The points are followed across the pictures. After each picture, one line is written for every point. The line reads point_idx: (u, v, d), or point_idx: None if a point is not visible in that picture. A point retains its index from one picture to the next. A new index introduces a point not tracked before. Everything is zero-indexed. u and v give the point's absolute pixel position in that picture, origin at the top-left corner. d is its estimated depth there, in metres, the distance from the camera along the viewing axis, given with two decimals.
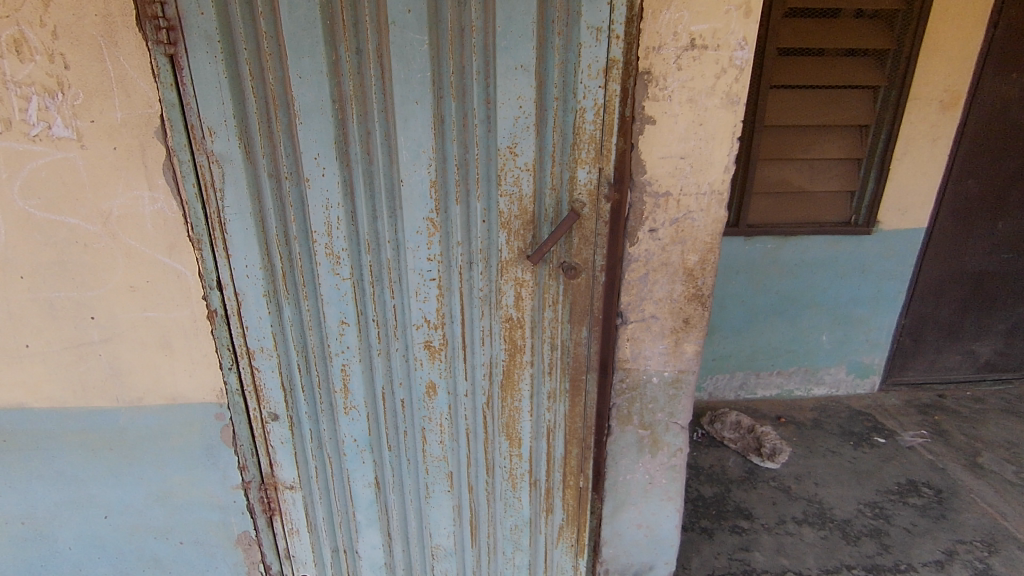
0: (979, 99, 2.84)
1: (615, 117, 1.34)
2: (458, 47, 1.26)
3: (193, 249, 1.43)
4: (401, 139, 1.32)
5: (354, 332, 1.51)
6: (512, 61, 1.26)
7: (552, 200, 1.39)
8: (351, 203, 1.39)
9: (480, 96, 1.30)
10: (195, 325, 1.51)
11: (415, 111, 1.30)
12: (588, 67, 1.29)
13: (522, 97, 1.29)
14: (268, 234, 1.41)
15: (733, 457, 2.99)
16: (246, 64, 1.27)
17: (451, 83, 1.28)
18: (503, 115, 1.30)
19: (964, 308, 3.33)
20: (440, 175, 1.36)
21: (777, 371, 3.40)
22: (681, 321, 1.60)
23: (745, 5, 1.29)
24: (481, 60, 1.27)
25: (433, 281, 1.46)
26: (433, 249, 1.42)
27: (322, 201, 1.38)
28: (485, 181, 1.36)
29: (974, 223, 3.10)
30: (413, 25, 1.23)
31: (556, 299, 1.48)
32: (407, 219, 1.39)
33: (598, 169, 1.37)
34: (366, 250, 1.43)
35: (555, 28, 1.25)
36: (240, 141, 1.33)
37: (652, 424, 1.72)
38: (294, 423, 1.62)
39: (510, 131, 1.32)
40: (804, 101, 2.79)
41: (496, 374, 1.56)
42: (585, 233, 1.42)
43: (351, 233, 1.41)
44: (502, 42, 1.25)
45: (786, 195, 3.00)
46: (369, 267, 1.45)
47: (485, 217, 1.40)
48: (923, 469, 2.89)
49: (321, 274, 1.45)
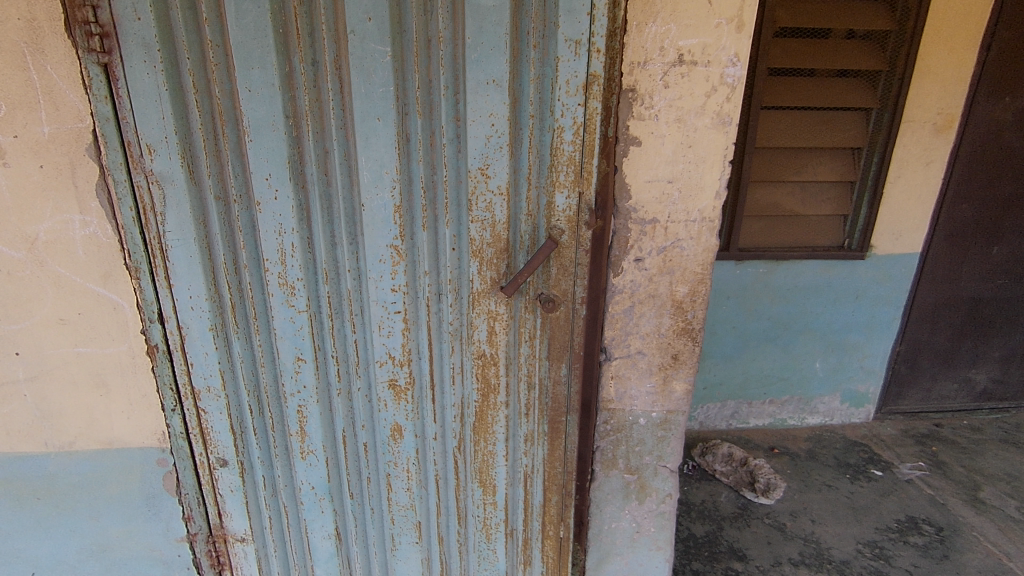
0: (973, 122, 2.78)
1: (597, 137, 1.22)
2: (424, 60, 1.14)
3: (131, 278, 1.29)
4: (361, 159, 1.20)
5: (310, 369, 1.38)
6: (484, 75, 1.15)
7: (529, 226, 1.27)
8: (306, 229, 1.26)
9: (448, 113, 1.18)
10: (134, 361, 1.36)
11: (377, 127, 1.17)
12: (566, 83, 1.17)
13: (495, 115, 1.18)
14: (215, 262, 1.28)
15: (725, 492, 2.85)
16: (190, 75, 1.15)
17: (417, 98, 1.16)
18: (474, 134, 1.18)
19: (960, 335, 3.23)
20: (405, 198, 1.23)
21: (770, 400, 3.28)
22: (669, 357, 1.48)
23: (737, 18, 1.19)
24: (449, 73, 1.15)
25: (398, 314, 1.32)
26: (397, 279, 1.30)
27: (275, 226, 1.25)
28: (455, 205, 1.24)
29: (969, 249, 3.03)
30: (373, 33, 1.11)
31: (533, 333, 1.35)
32: (368, 246, 1.26)
33: (578, 194, 1.26)
34: (324, 280, 1.30)
35: (531, 41, 1.14)
36: (183, 161, 1.20)
37: (639, 468, 1.58)
38: (246, 468, 1.47)
39: (481, 152, 1.20)
40: (795, 123, 2.72)
41: (467, 416, 1.42)
42: (563, 263, 1.31)
43: (308, 263, 1.28)
44: (472, 54, 1.13)
45: (777, 219, 2.91)
46: (328, 299, 1.32)
47: (455, 244, 1.27)
48: (923, 505, 2.76)
49: (275, 306, 1.32)
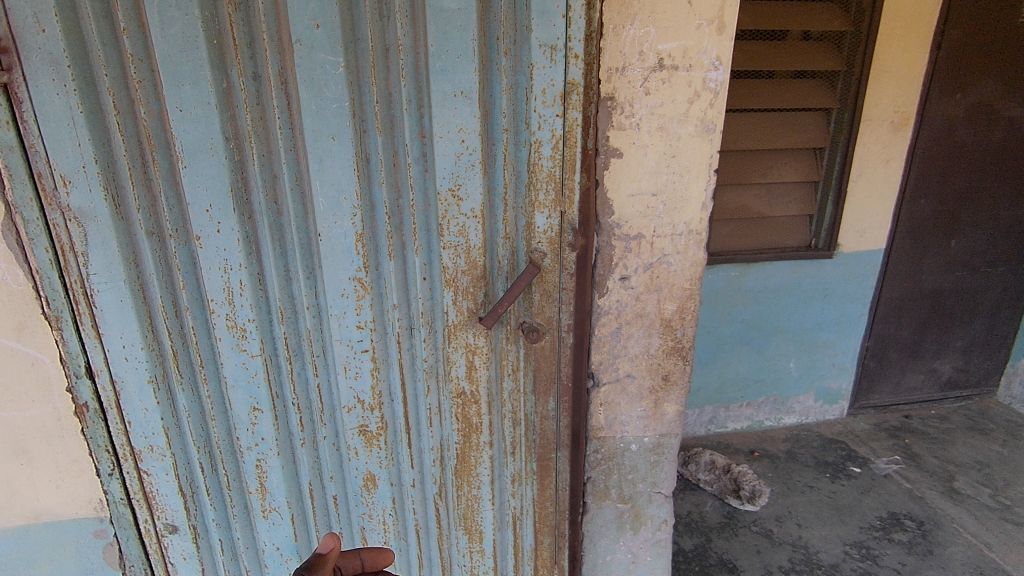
0: (928, 119, 2.83)
1: (577, 151, 1.13)
2: (383, 71, 1.02)
3: (52, 330, 1.11)
4: (315, 184, 1.06)
5: (268, 419, 1.22)
6: (450, 86, 1.03)
7: (507, 249, 1.16)
8: (256, 264, 1.11)
9: (413, 129, 1.06)
10: (60, 422, 1.18)
11: (332, 148, 1.04)
12: (542, 92, 1.07)
13: (464, 130, 1.06)
14: (152, 306, 1.11)
15: (710, 501, 2.80)
16: (109, 93, 0.99)
17: (377, 113, 1.04)
18: (442, 152, 1.07)
19: (924, 327, 3.29)
20: (368, 226, 1.11)
21: (746, 403, 3.26)
22: (659, 379, 1.39)
23: (718, 19, 1.12)
24: (411, 84, 1.03)
25: (365, 353, 1.19)
26: (363, 315, 1.16)
27: (219, 262, 1.10)
28: (424, 231, 1.12)
29: (929, 242, 3.08)
30: (323, 40, 0.98)
31: (516, 366, 1.25)
32: (329, 280, 1.13)
33: (560, 213, 1.16)
34: (279, 319, 1.15)
35: (501, 47, 1.04)
36: (106, 193, 1.03)
37: (633, 497, 1.49)
38: (200, 534, 1.30)
39: (451, 171, 1.08)
40: (759, 125, 2.70)
41: (448, 459, 1.30)
42: (546, 287, 1.20)
43: (259, 302, 1.14)
44: (437, 63, 1.02)
45: (746, 220, 2.89)
46: (284, 341, 1.17)
47: (427, 273, 1.15)
48: (903, 500, 2.77)
49: (223, 351, 1.16)
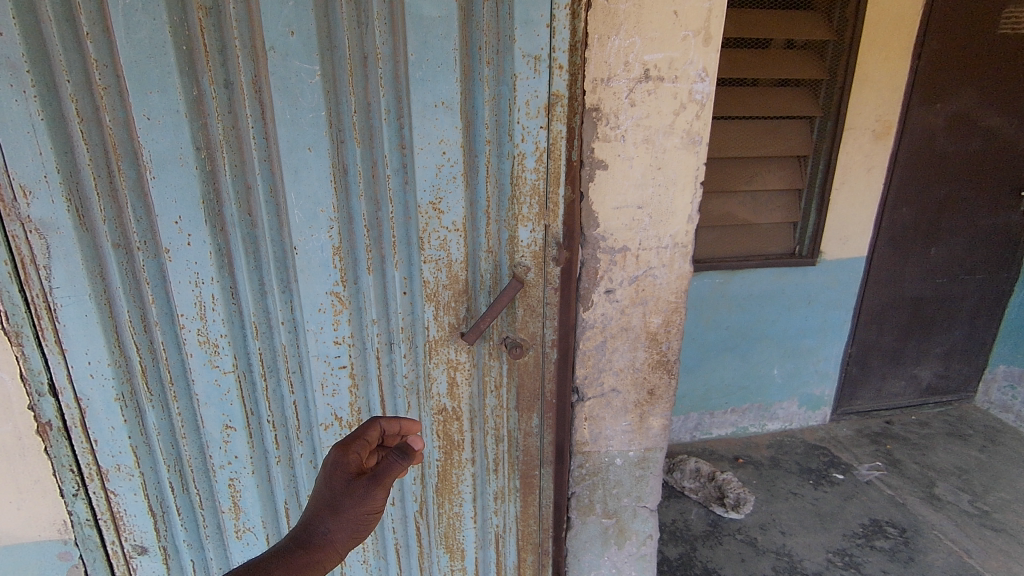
0: (909, 128, 2.86)
1: (561, 163, 1.11)
2: (361, 80, 0.99)
3: (12, 346, 1.06)
4: (291, 196, 1.03)
5: (242, 437, 1.19)
6: (431, 97, 1.00)
7: (489, 263, 1.14)
8: (229, 277, 1.07)
9: (392, 140, 1.03)
10: (21, 442, 1.13)
11: (308, 159, 1.01)
12: (525, 103, 1.05)
13: (446, 141, 1.03)
14: (119, 322, 1.07)
15: (695, 509, 2.79)
16: (73, 100, 0.94)
17: (355, 124, 1.01)
18: (422, 164, 1.04)
19: (906, 333, 3.32)
20: (346, 239, 1.07)
21: (731, 409, 3.27)
22: (644, 393, 1.37)
23: (704, 30, 1.10)
24: (390, 93, 1.00)
25: (343, 369, 1.16)
26: (341, 330, 1.13)
27: (190, 276, 1.06)
28: (404, 244, 1.09)
29: (910, 250, 3.11)
30: (298, 48, 0.95)
31: (499, 382, 1.24)
32: (305, 295, 1.09)
33: (544, 227, 1.14)
34: (253, 335, 1.12)
35: (484, 57, 1.01)
36: (70, 204, 0.98)
37: (617, 512, 1.47)
38: (170, 555, 1.26)
39: (432, 183, 1.05)
40: (743, 132, 2.71)
41: (429, 476, 1.28)
42: (529, 302, 1.18)
43: (232, 317, 1.10)
44: (417, 73, 0.99)
45: (731, 228, 2.89)
46: (259, 356, 1.13)
47: (407, 287, 1.12)
48: (885, 506, 2.79)
49: (195, 367, 1.12)
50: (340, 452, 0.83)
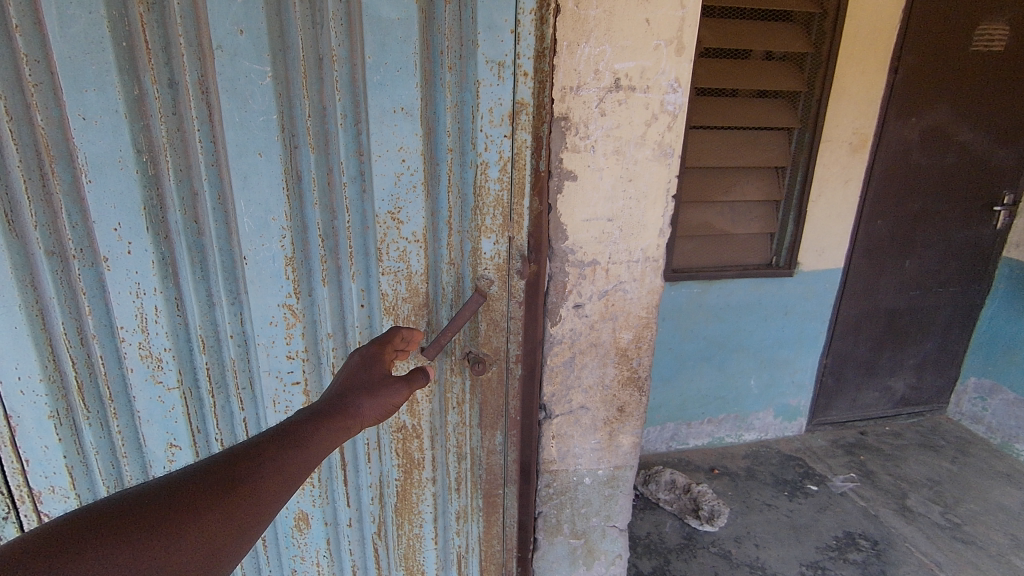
0: (884, 142, 2.87)
1: (526, 173, 1.07)
2: (316, 82, 0.94)
3: None
4: (240, 204, 0.97)
5: (188, 456, 1.13)
6: (390, 102, 0.95)
7: (451, 275, 1.10)
8: (173, 288, 1.01)
9: (349, 146, 0.97)
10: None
11: (259, 164, 0.95)
12: (489, 111, 1.01)
13: (405, 148, 0.99)
14: (53, 336, 0.99)
15: (669, 521, 2.77)
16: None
17: (309, 128, 0.95)
18: (381, 171, 0.99)
19: (880, 345, 3.34)
20: (299, 249, 1.02)
21: (707, 420, 3.25)
22: (614, 410, 1.33)
23: (677, 40, 1.07)
24: (346, 97, 0.95)
25: (296, 386, 1.10)
26: (294, 345, 1.07)
27: (130, 286, 0.99)
28: (361, 255, 1.04)
29: (885, 263, 3.13)
30: (248, 47, 0.89)
31: (461, 399, 1.19)
32: (255, 307, 1.03)
33: (508, 239, 1.10)
34: (200, 349, 1.05)
35: (446, 62, 0.97)
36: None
37: (585, 532, 1.42)
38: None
39: (391, 192, 1.00)
40: (722, 143, 2.70)
41: (388, 497, 1.22)
42: (493, 317, 1.15)
43: (177, 330, 1.03)
44: (375, 77, 0.94)
45: (709, 238, 2.88)
46: (206, 371, 1.07)
47: (364, 300, 1.07)
48: (858, 518, 2.79)
49: (136, 383, 1.05)
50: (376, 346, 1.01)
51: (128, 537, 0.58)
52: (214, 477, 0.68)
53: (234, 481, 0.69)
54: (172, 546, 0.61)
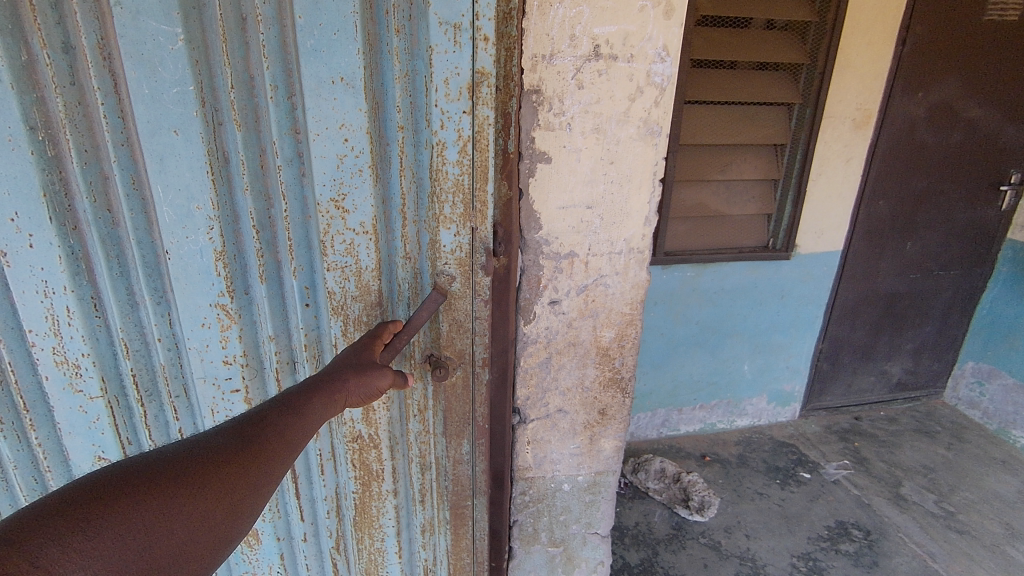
0: (889, 118, 2.73)
1: (490, 156, 0.94)
2: (239, 47, 0.80)
3: None
4: (156, 190, 0.84)
5: None
6: (326, 70, 0.82)
7: (407, 269, 0.98)
8: (87, 286, 0.87)
9: (282, 122, 0.84)
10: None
11: (175, 144, 0.82)
12: (444, 82, 0.87)
13: (347, 126, 0.86)
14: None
15: (658, 510, 2.70)
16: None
17: (234, 102, 0.82)
18: (320, 153, 0.86)
19: (878, 329, 3.25)
20: (230, 242, 0.89)
21: (699, 406, 3.17)
22: (595, 413, 1.23)
23: (665, 1, 0.94)
24: (276, 65, 0.82)
25: (237, 394, 1.00)
26: (231, 348, 0.96)
27: (34, 283, 0.85)
28: (302, 247, 0.92)
29: (885, 245, 3.02)
30: (152, 3, 0.75)
31: (423, 406, 1.08)
32: (183, 308, 0.91)
33: (471, 230, 0.97)
34: (124, 354, 0.93)
35: (392, 23, 0.83)
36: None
37: (565, 540, 1.33)
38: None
39: (332, 177, 0.88)
40: (719, 119, 2.56)
41: (345, 509, 1.12)
42: (456, 317, 1.02)
43: (95, 333, 0.90)
44: (308, 42, 0.80)
45: (703, 220, 2.75)
46: (134, 378, 0.95)
47: (309, 298, 0.96)
48: (851, 507, 2.73)
49: (53, 393, 0.93)
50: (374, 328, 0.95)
51: (152, 491, 0.60)
52: (226, 436, 0.69)
53: (246, 440, 0.70)
54: (189, 501, 0.62)
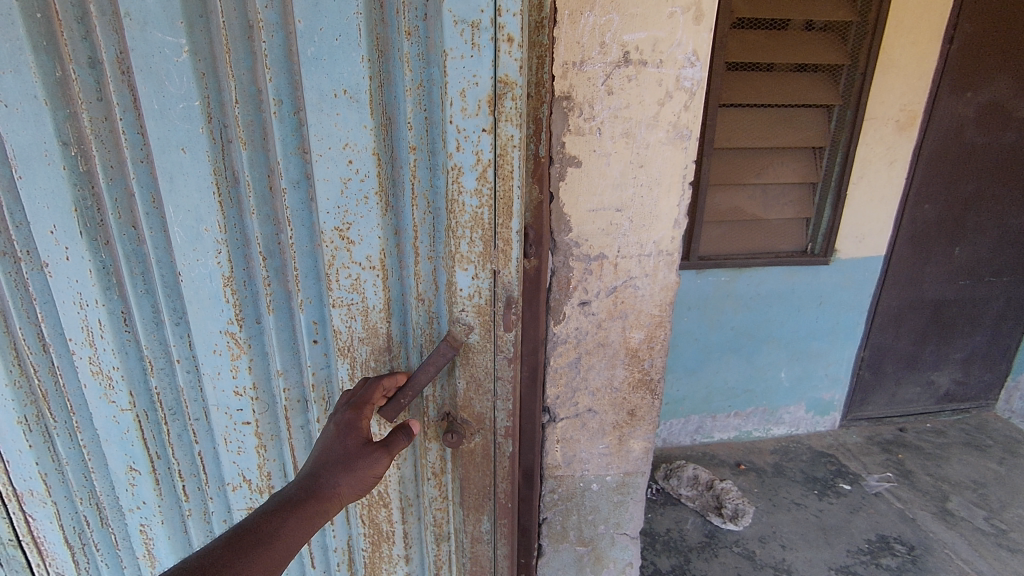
0: (935, 119, 2.65)
1: (513, 186, 0.91)
2: (246, 56, 0.84)
3: None
4: (170, 209, 0.92)
5: (147, 481, 1.14)
6: (329, 82, 0.85)
7: (422, 310, 1.01)
8: (117, 301, 0.98)
9: (289, 141, 0.89)
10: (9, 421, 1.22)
11: (182, 161, 0.88)
12: (459, 95, 0.85)
13: (351, 145, 0.88)
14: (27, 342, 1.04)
15: (691, 517, 2.67)
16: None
17: (240, 117, 0.87)
18: (323, 175, 0.90)
19: (923, 338, 3.13)
20: (240, 267, 0.96)
21: (734, 413, 3.12)
22: (624, 414, 1.24)
23: (695, 6, 0.95)
24: (279, 77, 0.85)
25: (247, 426, 1.08)
26: (241, 380, 1.04)
27: (73, 295, 0.98)
28: (311, 277, 0.97)
29: (932, 250, 2.92)
30: (157, 13, 0.81)
31: (440, 470, 1.16)
32: (199, 331, 1.00)
33: (490, 271, 0.96)
34: (149, 371, 1.04)
35: (403, 25, 0.84)
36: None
37: (593, 539, 1.34)
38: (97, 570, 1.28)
39: (337, 204, 0.92)
40: (755, 122, 2.53)
41: (359, 557, 1.27)
42: (475, 373, 1.04)
43: (124, 346, 1.02)
44: (310, 49, 0.83)
45: (738, 224, 2.72)
46: (159, 393, 1.06)
47: (317, 333, 1.01)
48: (893, 521, 2.64)
49: (92, 400, 1.07)
50: (355, 413, 0.91)
51: None
52: None
53: None
54: None
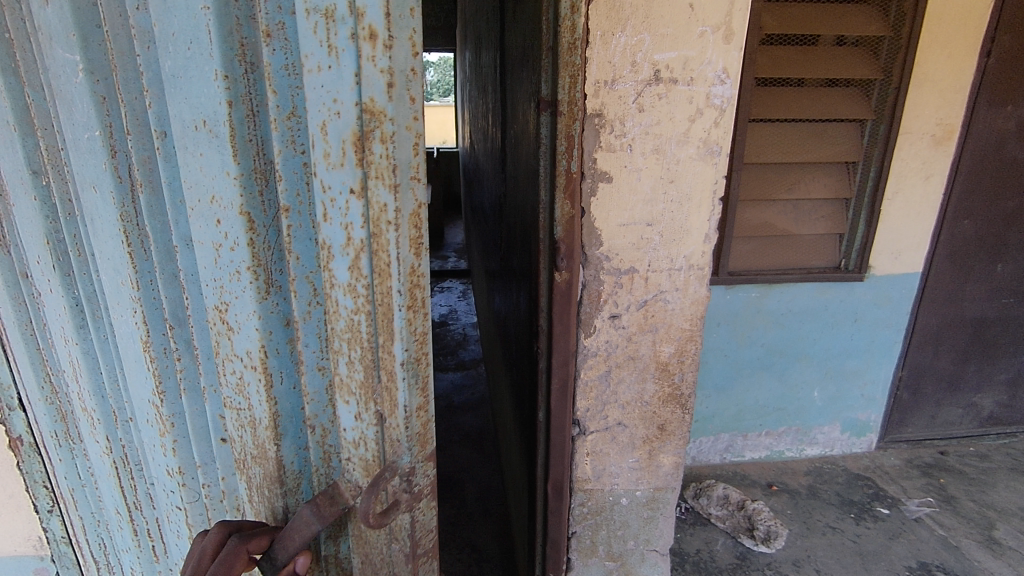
0: (973, 133, 2.59)
1: (392, 286, 0.65)
2: (135, 75, 0.67)
3: None
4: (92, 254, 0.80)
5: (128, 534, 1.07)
6: (189, 110, 0.62)
7: (315, 442, 0.73)
8: (86, 341, 0.91)
9: (172, 188, 0.70)
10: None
11: (96, 200, 0.75)
12: (323, 142, 0.58)
13: (217, 200, 0.65)
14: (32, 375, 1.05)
15: (721, 538, 2.61)
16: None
17: (133, 149, 0.70)
18: (198, 238, 0.68)
19: (964, 358, 3.04)
20: (150, 333, 0.80)
21: (766, 432, 3.05)
22: (654, 428, 1.24)
23: (725, 26, 0.98)
24: (158, 102, 0.66)
25: (184, 519, 0.92)
26: (174, 465, 0.88)
27: (59, 323, 0.92)
28: (209, 361, 0.77)
29: (972, 267, 2.84)
30: (58, 24, 0.67)
31: None
32: (137, 399, 0.87)
33: (369, 410, 0.68)
34: (117, 422, 0.96)
35: (262, 25, 0.58)
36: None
37: (623, 555, 1.34)
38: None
39: (214, 278, 0.69)
40: (785, 137, 2.52)
41: None
42: (368, 556, 0.73)
43: (100, 390, 0.94)
44: (166, 63, 0.62)
45: (769, 239, 2.70)
46: (122, 449, 0.98)
47: (220, 434, 0.81)
48: (936, 549, 2.54)
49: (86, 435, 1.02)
50: None
51: None
52: None
53: None
54: None
